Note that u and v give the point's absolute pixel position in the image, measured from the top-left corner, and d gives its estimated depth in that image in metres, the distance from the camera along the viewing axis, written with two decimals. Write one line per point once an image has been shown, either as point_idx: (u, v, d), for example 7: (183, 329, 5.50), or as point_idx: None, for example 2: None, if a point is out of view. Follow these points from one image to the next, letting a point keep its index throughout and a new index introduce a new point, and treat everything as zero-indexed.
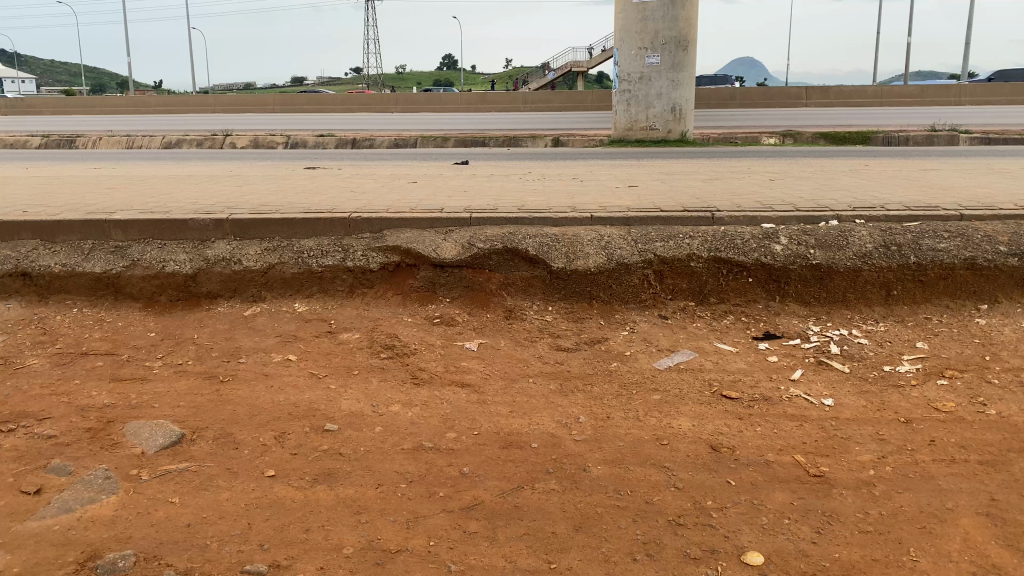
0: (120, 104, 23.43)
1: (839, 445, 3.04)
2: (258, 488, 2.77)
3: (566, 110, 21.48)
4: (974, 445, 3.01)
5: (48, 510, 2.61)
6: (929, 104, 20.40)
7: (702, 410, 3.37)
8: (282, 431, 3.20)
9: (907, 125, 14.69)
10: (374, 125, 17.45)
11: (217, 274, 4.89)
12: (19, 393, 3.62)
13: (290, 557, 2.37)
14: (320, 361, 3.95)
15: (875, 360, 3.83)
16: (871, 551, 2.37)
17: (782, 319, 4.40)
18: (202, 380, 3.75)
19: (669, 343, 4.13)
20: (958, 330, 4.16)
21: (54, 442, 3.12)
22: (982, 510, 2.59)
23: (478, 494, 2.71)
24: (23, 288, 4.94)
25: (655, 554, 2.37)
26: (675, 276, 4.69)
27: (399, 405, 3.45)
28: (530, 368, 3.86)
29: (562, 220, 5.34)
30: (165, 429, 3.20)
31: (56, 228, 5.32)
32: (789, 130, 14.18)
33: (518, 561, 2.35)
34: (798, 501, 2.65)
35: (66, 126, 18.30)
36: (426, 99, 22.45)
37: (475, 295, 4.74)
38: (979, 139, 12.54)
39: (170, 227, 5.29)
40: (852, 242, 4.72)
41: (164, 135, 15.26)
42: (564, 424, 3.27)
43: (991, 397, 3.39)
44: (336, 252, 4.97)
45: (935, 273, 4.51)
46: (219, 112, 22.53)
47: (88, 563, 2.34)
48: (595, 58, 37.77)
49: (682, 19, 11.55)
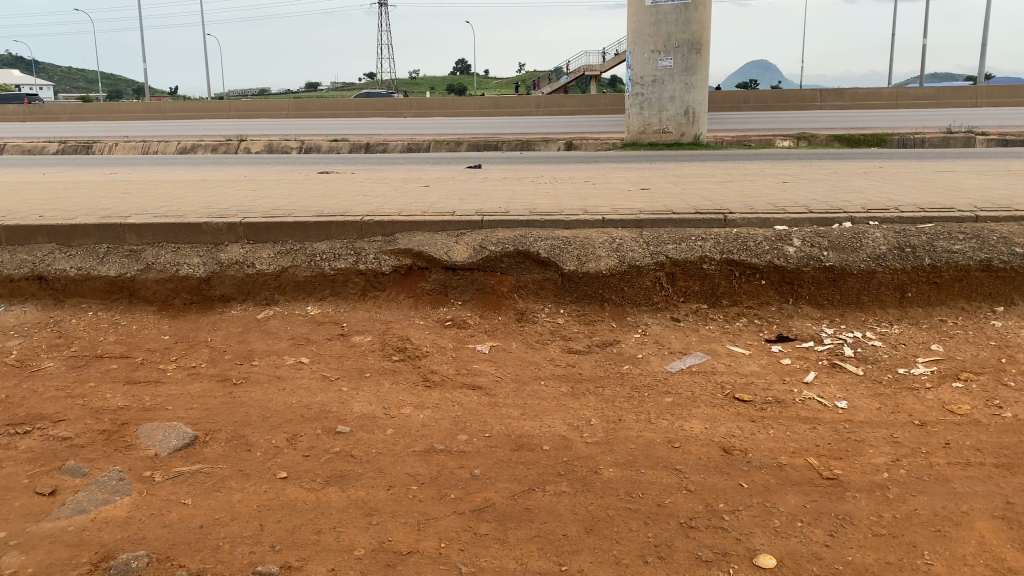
0: (137, 109, 23.72)
1: (853, 447, 3.01)
2: (271, 490, 2.78)
3: (579, 113, 21.48)
4: (989, 448, 2.97)
5: (63, 511, 2.65)
6: (943, 107, 20.30)
7: (714, 412, 3.36)
8: (294, 433, 3.22)
9: (925, 127, 14.50)
10: (387, 130, 17.54)
11: (231, 278, 4.92)
12: (35, 395, 3.67)
13: (302, 559, 2.38)
14: (332, 364, 3.96)
15: (889, 363, 3.80)
16: (885, 555, 2.35)
17: (796, 321, 4.37)
18: (215, 383, 3.78)
19: (682, 346, 4.12)
20: (974, 332, 4.11)
21: (69, 443, 3.16)
22: (998, 513, 2.56)
23: (489, 496, 2.71)
24: (39, 292, 5.01)
25: (666, 556, 2.36)
26: (687, 278, 4.67)
27: (411, 407, 3.46)
28: (542, 370, 3.86)
29: (574, 223, 5.34)
30: (178, 431, 3.23)
31: (71, 232, 5.39)
32: (804, 131, 14.08)
33: (529, 563, 2.35)
34: (811, 504, 2.62)
35: (83, 131, 18.58)
36: (439, 104, 22.51)
37: (486, 298, 4.75)
38: (996, 142, 12.41)
39: (184, 231, 5.34)
40: (867, 244, 4.69)
41: (179, 140, 15.42)
42: (576, 426, 3.26)
43: (1007, 400, 3.35)
44: (349, 255, 4.99)
45: (950, 275, 4.47)
46: (235, 117, 22.69)
47: (101, 564, 2.36)
48: (608, 62, 37.67)
49: (695, 22, 11.51)
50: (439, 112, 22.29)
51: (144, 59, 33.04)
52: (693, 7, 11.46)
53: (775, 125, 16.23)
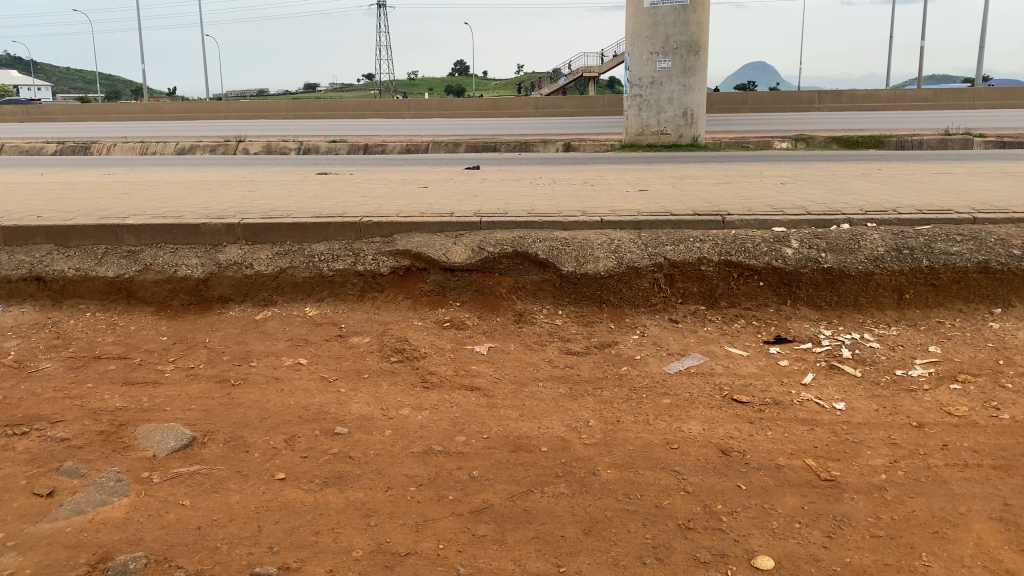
0: (136, 111, 23.73)
1: (851, 449, 3.02)
2: (269, 491, 2.78)
3: (577, 114, 21.49)
4: (987, 450, 2.98)
5: (61, 513, 2.64)
6: (941, 109, 20.31)
7: (713, 414, 3.36)
8: (292, 434, 3.22)
9: (922, 129, 14.54)
10: (385, 131, 17.49)
11: (229, 278, 4.92)
12: (33, 396, 3.67)
13: (300, 560, 2.38)
14: (331, 365, 3.96)
15: (887, 364, 3.80)
16: (883, 556, 2.35)
17: (794, 323, 4.38)
18: (213, 384, 3.77)
19: (680, 347, 4.12)
20: (971, 334, 4.12)
21: (67, 444, 3.15)
22: (995, 515, 2.56)
23: (487, 497, 2.71)
24: (36, 293, 5.00)
25: (664, 557, 2.36)
26: (685, 280, 4.67)
27: (409, 409, 3.45)
28: (540, 371, 3.86)
29: (573, 224, 5.35)
30: (176, 432, 3.22)
31: (69, 233, 5.38)
32: (801, 134, 14.08)
33: (527, 565, 2.35)
34: (809, 505, 2.62)
35: (80, 131, 18.55)
36: (438, 105, 22.53)
37: (485, 299, 4.74)
38: (994, 144, 12.45)
39: (182, 231, 5.34)
40: (864, 246, 4.70)
41: (177, 141, 15.40)
42: (574, 427, 3.26)
43: (1005, 402, 3.36)
44: (348, 256, 4.99)
45: (948, 276, 4.47)
46: (234, 118, 22.70)
47: (99, 565, 2.36)
48: (607, 64, 37.59)
49: (694, 24, 11.53)
50: (438, 112, 22.29)
51: (143, 60, 32.89)
52: (692, 8, 11.49)
53: (773, 127, 16.26)
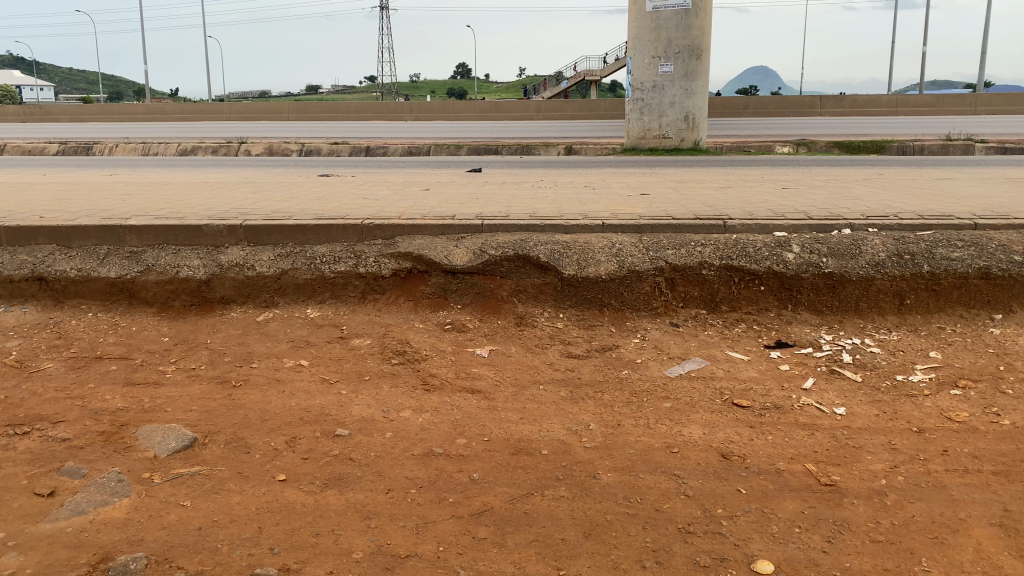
0: (138, 112, 23.83)
1: (851, 454, 3.02)
2: (270, 492, 2.79)
3: (578, 118, 21.52)
4: (987, 455, 2.98)
5: (61, 512, 2.65)
6: (942, 111, 20.22)
7: (713, 418, 3.36)
8: (293, 435, 3.23)
9: (922, 134, 14.57)
10: (385, 134, 17.50)
11: (231, 280, 4.93)
12: (34, 395, 3.67)
13: (300, 562, 2.38)
14: (332, 367, 3.97)
15: (888, 370, 3.81)
16: (882, 561, 2.35)
17: (795, 327, 4.38)
18: (214, 385, 3.78)
19: (681, 351, 4.12)
20: (972, 339, 4.13)
21: (68, 444, 3.16)
22: (995, 521, 2.56)
23: (488, 500, 2.72)
24: (39, 293, 5.02)
25: (664, 561, 2.36)
26: (686, 284, 4.68)
27: (410, 411, 3.46)
28: (541, 374, 3.87)
29: (574, 228, 5.35)
30: (177, 433, 3.23)
31: (72, 233, 5.39)
32: (802, 138, 14.12)
33: (528, 568, 2.35)
34: (809, 510, 2.63)
35: (83, 132, 18.61)
36: (439, 107, 22.52)
37: (486, 301, 4.75)
38: (995, 149, 12.47)
39: (184, 232, 5.34)
40: (865, 251, 4.71)
41: (177, 143, 15.40)
42: (575, 431, 3.26)
43: (1005, 408, 3.36)
44: (349, 259, 5.01)
45: (948, 282, 4.48)
46: (235, 121, 22.80)
47: (99, 565, 2.36)
48: (608, 68, 37.58)
49: (695, 28, 11.56)
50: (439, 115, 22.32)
51: (144, 60, 32.91)
52: (694, 13, 11.52)
53: (773, 131, 16.26)
